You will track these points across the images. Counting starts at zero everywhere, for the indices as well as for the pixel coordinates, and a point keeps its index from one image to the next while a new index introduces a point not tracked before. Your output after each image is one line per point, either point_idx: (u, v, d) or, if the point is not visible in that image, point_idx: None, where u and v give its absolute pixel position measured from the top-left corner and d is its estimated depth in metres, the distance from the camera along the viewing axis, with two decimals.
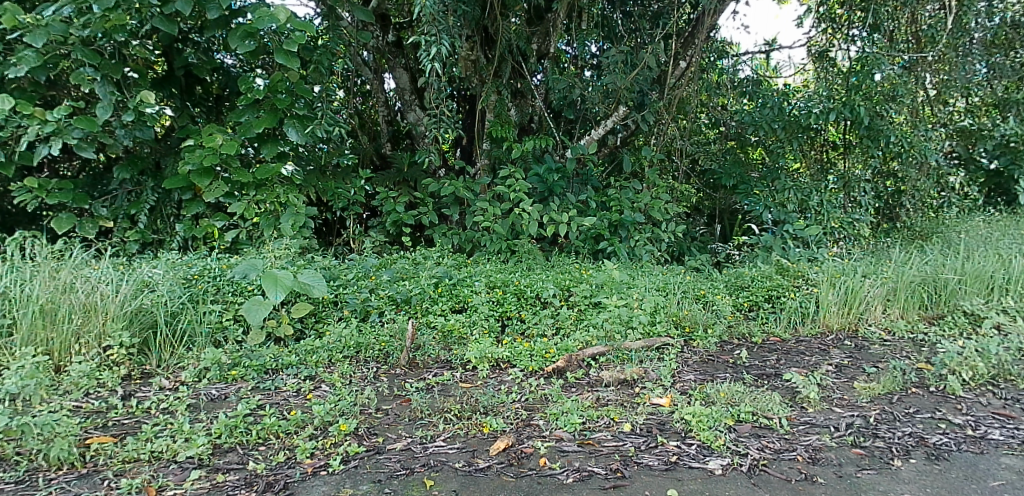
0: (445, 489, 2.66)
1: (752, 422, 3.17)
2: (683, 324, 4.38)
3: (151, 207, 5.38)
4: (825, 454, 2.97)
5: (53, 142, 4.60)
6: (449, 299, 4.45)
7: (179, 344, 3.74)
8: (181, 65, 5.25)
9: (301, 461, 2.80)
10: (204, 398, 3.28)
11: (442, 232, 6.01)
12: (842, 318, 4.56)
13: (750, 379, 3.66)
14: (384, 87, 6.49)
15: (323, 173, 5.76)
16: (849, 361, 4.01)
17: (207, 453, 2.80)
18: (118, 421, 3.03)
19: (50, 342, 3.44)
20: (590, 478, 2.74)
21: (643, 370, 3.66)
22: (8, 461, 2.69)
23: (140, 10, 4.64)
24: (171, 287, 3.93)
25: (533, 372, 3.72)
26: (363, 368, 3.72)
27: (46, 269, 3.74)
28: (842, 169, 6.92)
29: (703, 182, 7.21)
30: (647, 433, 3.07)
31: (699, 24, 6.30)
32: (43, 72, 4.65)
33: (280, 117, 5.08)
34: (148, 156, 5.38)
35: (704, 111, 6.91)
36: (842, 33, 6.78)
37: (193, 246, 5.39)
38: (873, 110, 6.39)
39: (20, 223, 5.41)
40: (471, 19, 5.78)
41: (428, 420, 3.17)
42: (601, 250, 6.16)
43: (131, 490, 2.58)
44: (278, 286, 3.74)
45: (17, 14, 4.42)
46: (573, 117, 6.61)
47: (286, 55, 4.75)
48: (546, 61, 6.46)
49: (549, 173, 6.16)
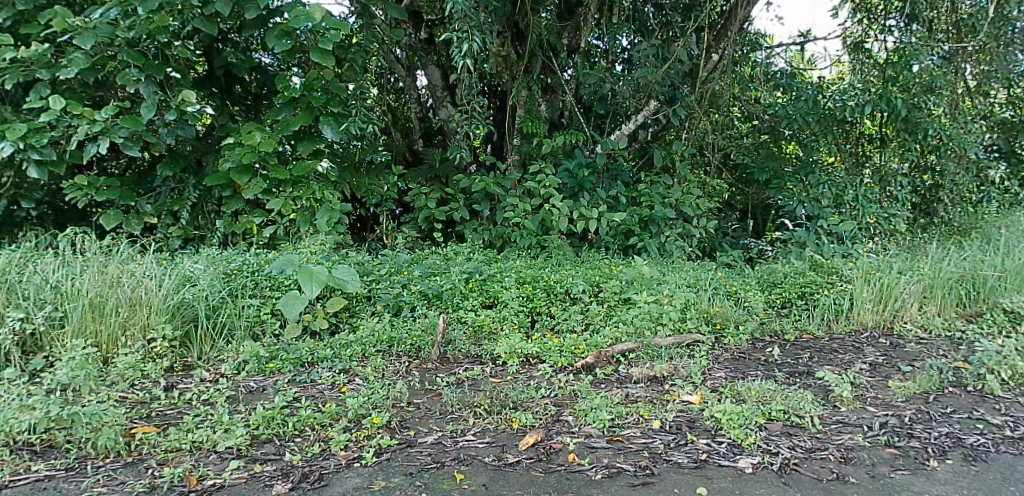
0: (475, 484, 2.70)
1: (783, 420, 3.16)
2: (714, 321, 4.36)
3: (193, 204, 5.54)
4: (858, 453, 2.94)
5: (101, 142, 4.73)
6: (480, 295, 4.51)
7: (218, 337, 3.85)
8: (222, 64, 5.40)
9: (336, 453, 2.87)
10: (243, 390, 3.38)
11: (474, 228, 6.07)
12: (877, 316, 4.49)
13: (782, 377, 3.64)
14: (415, 84, 6.58)
15: (357, 170, 5.86)
16: (883, 360, 3.95)
17: (245, 443, 2.89)
18: (161, 412, 3.14)
19: (98, 334, 3.57)
20: (619, 474, 2.76)
21: (674, 367, 3.67)
22: (60, 449, 2.81)
23: (182, 12, 4.76)
24: (211, 281, 4.05)
25: (562, 367, 3.75)
26: (395, 362, 3.80)
27: (94, 264, 3.85)
28: (878, 162, 6.79)
29: (735, 177, 7.12)
30: (677, 431, 3.08)
31: (732, 16, 6.35)
32: (92, 74, 4.82)
33: (316, 114, 5.20)
34: (189, 155, 5.55)
35: (737, 106, 6.87)
36: (878, 23, 6.72)
37: (233, 241, 5.51)
38: (910, 102, 6.26)
39: (72, 220, 5.64)
40: (502, 15, 5.80)
41: (460, 414, 3.23)
42: (632, 246, 6.16)
43: (173, 478, 2.67)
44: (313, 281, 3.83)
45: (66, 17, 4.52)
46: (604, 112, 6.60)
47: (322, 54, 4.82)
48: (577, 55, 6.51)
49: (580, 168, 6.17)
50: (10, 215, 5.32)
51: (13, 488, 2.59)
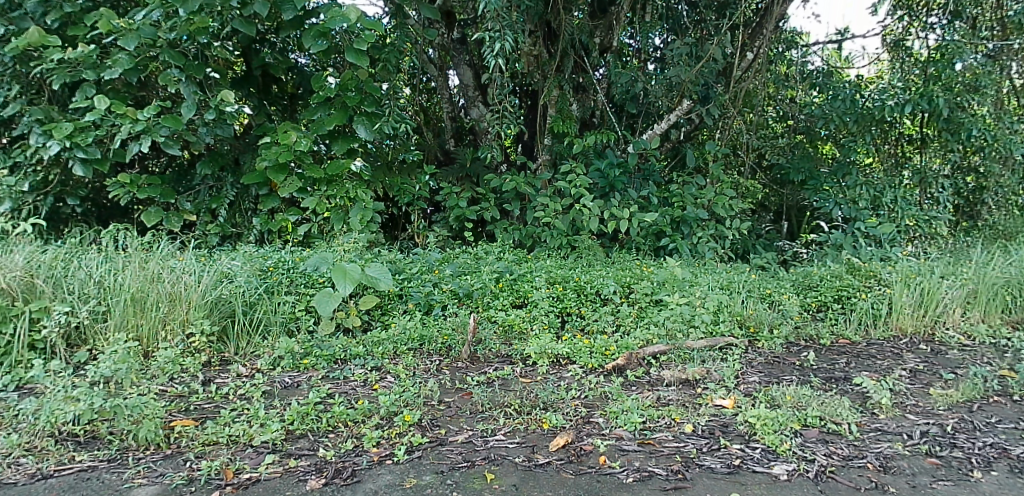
0: (506, 484, 2.70)
1: (819, 427, 3.10)
2: (747, 324, 4.30)
3: (231, 202, 5.63)
4: (897, 462, 2.87)
5: (143, 141, 4.83)
6: (510, 295, 4.51)
7: (255, 333, 3.92)
8: (259, 65, 5.48)
9: (368, 450, 2.89)
10: (278, 386, 3.43)
11: (504, 228, 6.07)
12: (917, 321, 4.39)
13: (818, 382, 3.57)
14: (447, 84, 6.60)
15: (390, 169, 5.90)
16: (924, 366, 3.86)
17: (280, 438, 2.92)
18: (199, 406, 3.21)
19: (139, 328, 3.65)
20: (650, 478, 2.74)
21: (706, 370, 3.64)
22: (103, 440, 2.88)
23: (221, 13, 4.83)
24: (248, 278, 4.12)
25: (593, 369, 3.73)
26: (426, 360, 3.82)
27: (136, 260, 3.92)
28: (919, 163, 6.61)
29: (770, 177, 7.01)
30: (710, 435, 3.04)
31: (768, 14, 6.25)
32: (135, 75, 4.90)
33: (350, 114, 5.26)
34: (227, 154, 5.65)
35: (772, 104, 6.79)
36: (920, 21, 6.58)
37: (268, 239, 5.58)
38: (953, 101, 6.10)
39: (115, 216, 5.83)
40: (534, 14, 5.79)
41: (490, 414, 3.24)
42: (663, 247, 6.11)
43: (211, 471, 2.71)
44: (347, 278, 3.87)
45: (111, 19, 4.63)
46: (636, 112, 6.58)
47: (357, 54, 4.87)
48: (608, 54, 6.47)
49: (611, 168, 6.13)
50: (56, 211, 5.48)
51: (57, 478, 2.66)
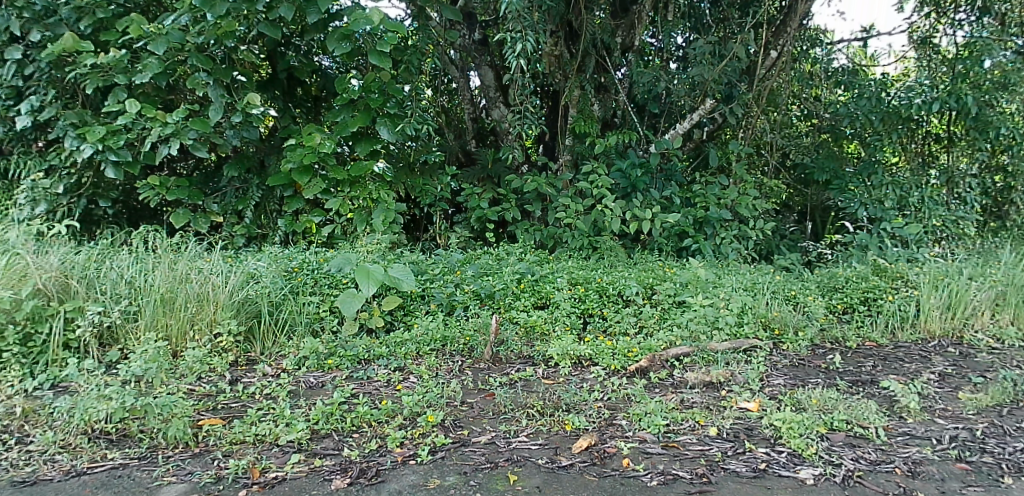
0: (529, 485, 2.70)
1: (846, 431, 3.06)
2: (772, 327, 4.25)
3: (257, 203, 5.69)
4: (926, 467, 2.83)
5: (172, 143, 4.90)
6: (532, 295, 4.51)
7: (281, 333, 3.97)
8: (284, 68, 5.54)
9: (392, 450, 2.91)
10: (303, 385, 3.47)
11: (525, 228, 6.07)
12: (946, 324, 4.32)
13: (844, 386, 3.53)
14: (469, 85, 6.62)
15: (412, 170, 5.93)
16: (952, 370, 3.79)
17: (306, 438, 2.95)
18: (226, 405, 3.25)
19: (169, 328, 3.71)
20: (675, 481, 2.73)
21: (730, 373, 3.61)
22: (134, 438, 2.93)
23: (248, 17, 4.88)
24: (274, 278, 4.17)
25: (615, 370, 3.72)
26: (448, 361, 3.83)
27: (165, 261, 3.98)
28: (946, 162, 6.50)
29: (794, 177, 6.92)
30: (734, 439, 3.02)
31: (791, 12, 6.22)
32: (164, 78, 4.98)
33: (374, 115, 5.30)
34: (253, 156, 5.72)
35: (797, 103, 6.71)
36: (947, 17, 6.45)
37: (293, 240, 5.63)
38: (981, 99, 5.98)
39: (144, 218, 5.92)
40: (556, 14, 5.78)
41: (512, 415, 3.24)
42: (686, 248, 6.07)
43: (238, 470, 2.75)
44: (370, 279, 3.90)
45: (142, 24, 4.72)
46: (658, 111, 6.55)
47: (380, 55, 4.90)
48: (630, 54, 6.43)
49: (633, 168, 6.11)
50: (89, 213, 5.59)
51: (90, 475, 2.71)
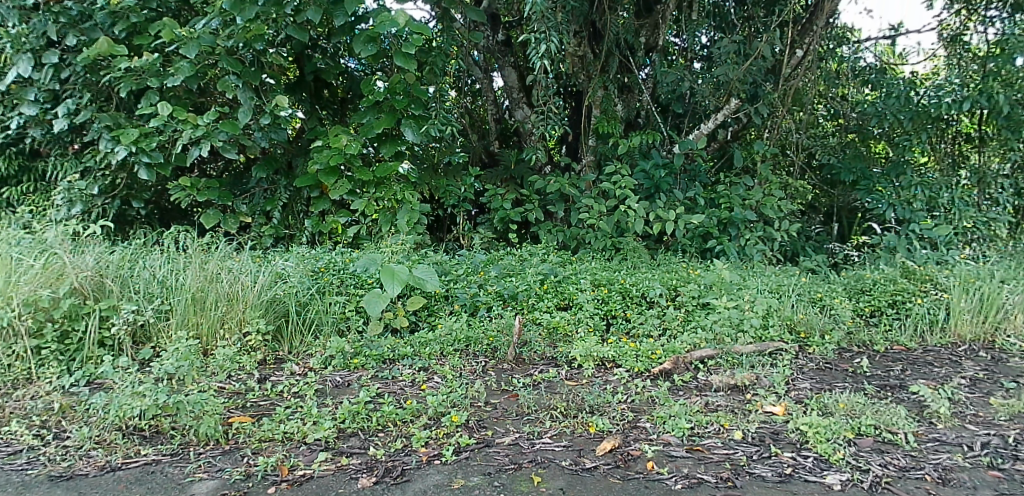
0: (553, 487, 2.71)
1: (874, 436, 3.02)
2: (798, 330, 4.20)
3: (284, 204, 5.77)
4: (957, 475, 2.78)
5: (202, 145, 4.98)
6: (555, 296, 4.52)
7: (308, 332, 4.02)
8: (311, 70, 5.61)
9: (417, 450, 2.93)
10: (330, 384, 3.51)
11: (548, 229, 6.07)
12: (977, 328, 4.23)
13: (872, 390, 3.48)
14: (492, 85, 6.64)
15: (435, 171, 5.97)
16: (984, 375, 3.73)
17: (332, 436, 2.99)
18: (255, 403, 3.30)
19: (199, 326, 3.77)
20: (700, 485, 2.72)
21: (755, 376, 3.58)
22: (166, 434, 2.99)
23: (276, 20, 4.95)
24: (301, 278, 4.23)
25: (639, 372, 3.71)
26: (472, 361, 3.86)
27: (196, 260, 4.06)
28: (977, 162, 6.38)
29: (819, 178, 6.81)
30: (760, 443, 3.00)
31: (818, 10, 6.16)
32: (195, 81, 5.06)
33: (398, 117, 5.34)
34: (281, 157, 5.79)
35: (822, 102, 6.61)
36: (978, 14, 6.31)
37: (319, 240, 5.70)
38: (1014, 98, 5.85)
39: (175, 218, 6.04)
40: (579, 14, 5.78)
41: (536, 416, 3.25)
42: (710, 249, 6.04)
43: (267, 467, 2.79)
44: (395, 279, 3.93)
45: (174, 27, 4.79)
46: (682, 112, 6.52)
47: (404, 57, 4.96)
48: (654, 54, 6.40)
49: (656, 169, 6.08)
50: (122, 214, 5.71)
51: (124, 470, 2.77)
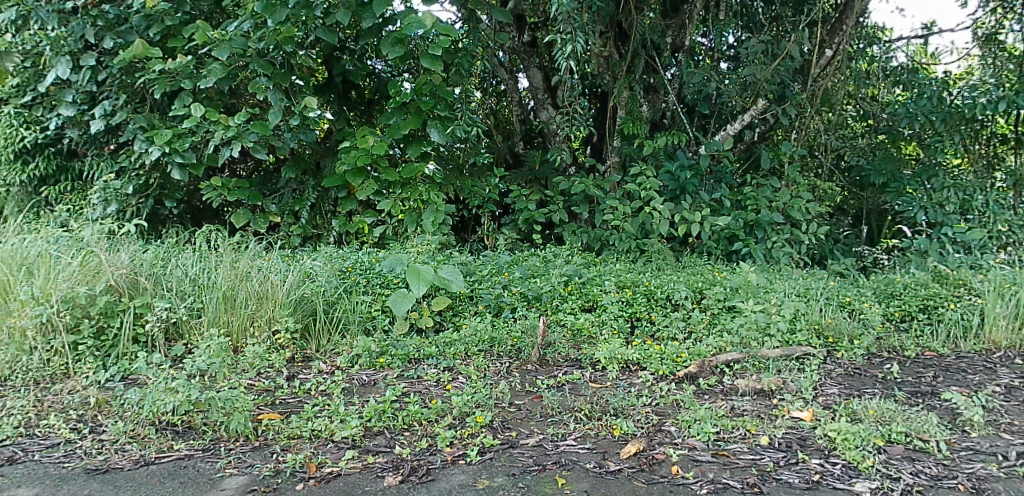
0: (578, 489, 2.70)
1: (905, 444, 2.97)
2: (826, 334, 4.14)
3: (312, 204, 5.84)
4: (992, 485, 2.73)
5: (233, 146, 5.06)
6: (579, 298, 4.52)
7: (335, 331, 4.07)
8: (340, 72, 5.69)
9: (442, 449, 2.95)
10: (356, 383, 3.54)
11: (573, 230, 6.06)
12: (1012, 335, 4.14)
13: (902, 397, 3.43)
14: (517, 86, 6.65)
15: (461, 172, 6.00)
16: (1019, 382, 3.65)
17: (359, 434, 3.02)
18: (284, 400, 3.35)
19: (230, 324, 3.83)
20: (726, 490, 2.70)
21: (782, 381, 3.53)
22: (198, 430, 3.05)
23: (306, 22, 5.01)
24: (329, 277, 4.29)
25: (664, 375, 3.69)
26: (496, 361, 3.87)
27: (227, 259, 4.14)
28: (1014, 164, 6.27)
29: (848, 179, 6.71)
30: (787, 448, 2.96)
31: (847, 9, 6.04)
32: (227, 83, 5.14)
33: (424, 118, 5.38)
34: (309, 157, 5.87)
35: (852, 103, 6.44)
36: (1014, 13, 6.15)
37: (346, 240, 5.77)
38: None
39: (206, 218, 6.15)
40: (606, 15, 5.77)
41: (560, 418, 3.25)
42: (736, 251, 5.98)
43: (295, 464, 2.83)
44: (421, 279, 3.93)
45: (206, 30, 4.82)
46: (708, 113, 6.47)
47: (432, 59, 4.99)
48: (680, 54, 6.42)
49: (682, 171, 6.03)
50: (155, 213, 5.83)
51: (158, 464, 2.83)
